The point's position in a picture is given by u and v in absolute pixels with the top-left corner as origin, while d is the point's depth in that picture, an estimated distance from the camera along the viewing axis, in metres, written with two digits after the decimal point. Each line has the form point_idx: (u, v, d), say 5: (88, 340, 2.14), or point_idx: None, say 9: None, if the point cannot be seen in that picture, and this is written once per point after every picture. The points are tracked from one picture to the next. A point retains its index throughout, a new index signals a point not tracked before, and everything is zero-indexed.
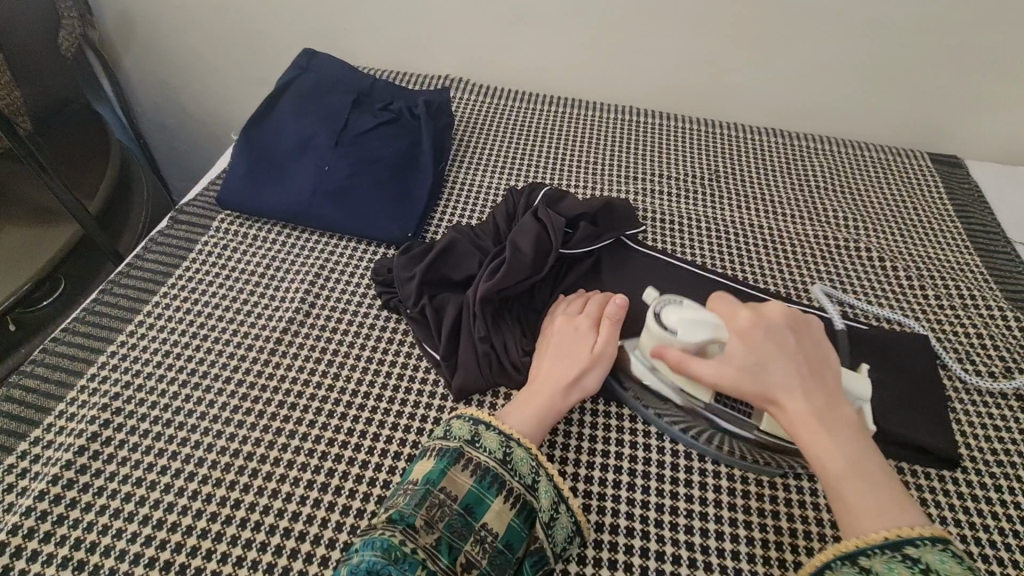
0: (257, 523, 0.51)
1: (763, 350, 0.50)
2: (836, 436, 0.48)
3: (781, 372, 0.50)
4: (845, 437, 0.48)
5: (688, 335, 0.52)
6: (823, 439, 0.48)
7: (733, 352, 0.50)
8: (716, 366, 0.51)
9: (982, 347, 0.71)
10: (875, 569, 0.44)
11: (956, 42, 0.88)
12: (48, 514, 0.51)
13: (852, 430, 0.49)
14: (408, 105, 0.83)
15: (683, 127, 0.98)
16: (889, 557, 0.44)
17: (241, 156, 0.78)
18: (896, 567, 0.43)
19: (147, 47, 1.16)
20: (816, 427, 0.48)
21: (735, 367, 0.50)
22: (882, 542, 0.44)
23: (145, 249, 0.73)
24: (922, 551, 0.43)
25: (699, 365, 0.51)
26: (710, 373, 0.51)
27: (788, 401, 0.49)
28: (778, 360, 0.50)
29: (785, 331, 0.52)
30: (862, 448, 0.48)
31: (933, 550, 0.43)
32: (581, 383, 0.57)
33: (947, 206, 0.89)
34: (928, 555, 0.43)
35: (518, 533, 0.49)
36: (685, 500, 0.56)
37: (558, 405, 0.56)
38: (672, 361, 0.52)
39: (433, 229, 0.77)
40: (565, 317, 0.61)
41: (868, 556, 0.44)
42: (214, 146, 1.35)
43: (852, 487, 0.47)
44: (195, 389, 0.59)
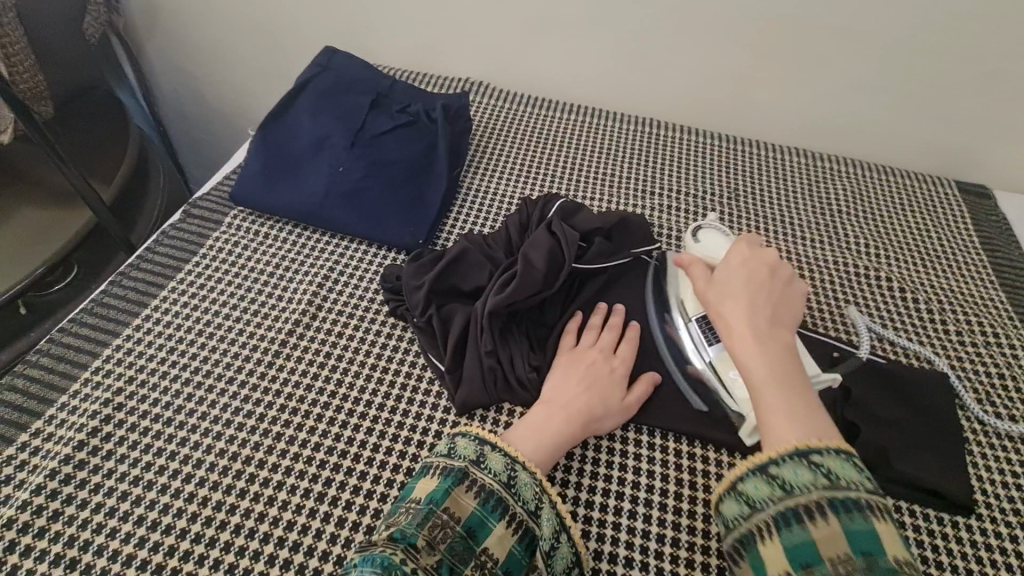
0: (252, 530, 0.50)
1: (736, 272, 0.57)
2: (766, 353, 0.51)
3: (739, 292, 0.55)
4: (777, 357, 0.51)
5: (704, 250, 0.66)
6: (752, 351, 0.51)
7: (718, 271, 0.58)
8: (702, 277, 0.59)
9: (1002, 387, 0.69)
10: (782, 475, 0.44)
11: (990, 69, 0.85)
12: (43, 510, 0.51)
13: (786, 358, 0.51)
14: (426, 108, 0.82)
15: (703, 142, 0.96)
16: (795, 463, 0.44)
17: (257, 151, 0.78)
18: (802, 472, 0.43)
19: (171, 36, 1.17)
20: (750, 341, 0.52)
21: (712, 283, 0.57)
22: (791, 451, 0.44)
23: (156, 242, 0.72)
24: (826, 459, 0.43)
25: (696, 269, 0.60)
26: (698, 280, 0.59)
27: (733, 317, 0.53)
28: (741, 282, 0.56)
29: (766, 271, 0.57)
30: (791, 368, 0.50)
31: (837, 458, 0.43)
32: (600, 422, 0.58)
33: (971, 236, 0.87)
34: (831, 461, 0.43)
35: (517, 560, 0.48)
36: (687, 532, 0.54)
37: (576, 437, 0.56)
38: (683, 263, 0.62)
39: (445, 235, 0.76)
40: (601, 352, 0.61)
41: (777, 465, 0.44)
42: (232, 138, 1.35)
43: (770, 396, 0.48)
44: (197, 389, 0.59)
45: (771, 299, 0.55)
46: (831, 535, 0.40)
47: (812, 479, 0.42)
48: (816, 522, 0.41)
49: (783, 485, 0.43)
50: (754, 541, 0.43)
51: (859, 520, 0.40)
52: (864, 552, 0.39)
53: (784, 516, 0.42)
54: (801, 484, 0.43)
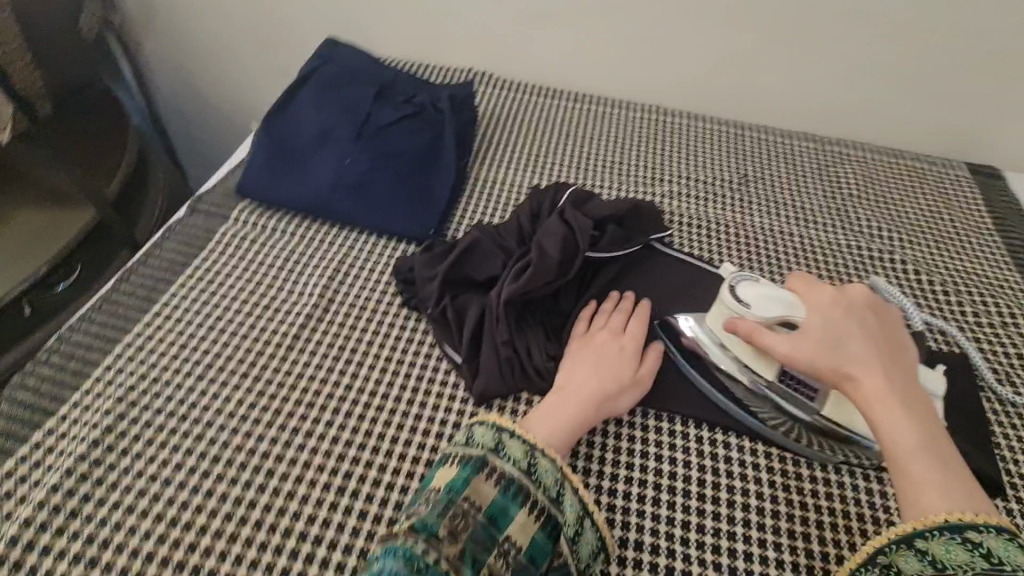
0: (273, 524, 0.50)
1: (839, 323, 0.49)
2: (909, 417, 0.45)
3: (855, 346, 0.48)
4: (917, 418, 0.45)
5: (762, 311, 0.52)
6: (891, 415, 0.45)
7: (811, 325, 0.50)
8: (786, 339, 0.50)
9: (1022, 366, 0.68)
10: (932, 553, 0.41)
11: (1000, 47, 0.84)
12: (60, 509, 0.50)
13: (926, 418, 0.45)
14: (432, 98, 0.81)
15: (712, 129, 0.95)
16: (948, 539, 0.40)
17: (261, 145, 0.77)
18: (956, 551, 0.40)
19: (168, 32, 1.15)
20: (884, 403, 0.45)
21: (810, 339, 0.49)
22: (941, 524, 0.41)
23: (162, 239, 0.71)
24: (985, 538, 0.39)
25: (770, 337, 0.51)
26: (784, 345, 0.50)
27: (858, 375, 0.47)
28: (853, 334, 0.49)
29: (868, 314, 0.50)
30: (929, 426, 0.45)
31: (999, 539, 0.39)
32: (613, 401, 0.57)
33: (985, 218, 0.86)
34: (990, 540, 0.39)
35: (541, 548, 0.47)
36: (713, 518, 0.54)
37: (591, 417, 0.55)
38: (744, 332, 0.52)
39: (455, 226, 0.75)
40: (612, 332, 0.61)
41: (926, 541, 0.41)
42: (233, 135, 1.34)
43: (920, 467, 0.43)
44: (211, 384, 0.58)
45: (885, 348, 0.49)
46: None
47: (968, 559, 0.39)
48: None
49: (934, 563, 0.40)
50: None
51: None
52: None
53: None
54: (955, 563, 0.39)
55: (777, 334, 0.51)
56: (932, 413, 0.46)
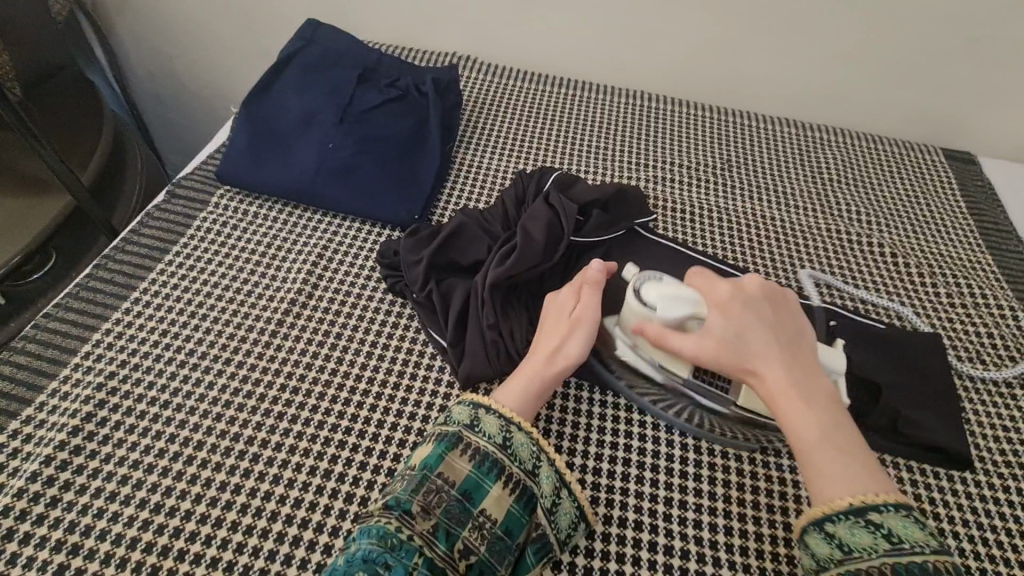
0: (259, 509, 0.50)
1: (739, 320, 0.50)
2: (811, 405, 0.47)
3: (757, 340, 0.49)
4: (819, 405, 0.47)
5: (668, 311, 0.51)
6: (794, 406, 0.47)
7: (714, 325, 0.50)
8: (692, 338, 0.50)
9: (991, 345, 0.71)
10: (840, 536, 0.44)
11: (976, 35, 0.86)
12: (40, 497, 0.49)
13: (827, 402, 0.48)
14: (416, 82, 0.80)
15: (695, 114, 0.96)
16: (852, 523, 0.43)
17: (241, 128, 0.75)
18: (861, 535, 0.43)
19: (142, 13, 1.12)
20: (788, 396, 0.48)
21: (714, 339, 0.49)
22: (845, 508, 0.44)
23: (140, 224, 0.70)
24: (886, 518, 0.43)
25: (676, 338, 0.50)
26: (690, 346, 0.50)
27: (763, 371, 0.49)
28: (752, 329, 0.50)
29: (763, 306, 0.51)
30: (830, 410, 0.48)
31: (897, 517, 0.43)
32: (559, 350, 0.55)
33: (957, 202, 0.88)
34: (892, 520, 0.43)
35: (518, 520, 0.47)
36: (694, 494, 0.55)
37: (532, 367, 0.54)
38: (652, 336, 0.51)
39: (439, 211, 0.75)
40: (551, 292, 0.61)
41: (833, 524, 0.44)
42: (211, 121, 1.31)
43: (822, 455, 0.46)
44: (194, 370, 0.58)
45: (784, 339, 0.50)
46: None
47: (872, 542, 0.42)
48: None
49: (842, 547, 0.43)
50: None
51: None
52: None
53: None
54: (860, 547, 0.43)
55: (682, 335, 0.51)
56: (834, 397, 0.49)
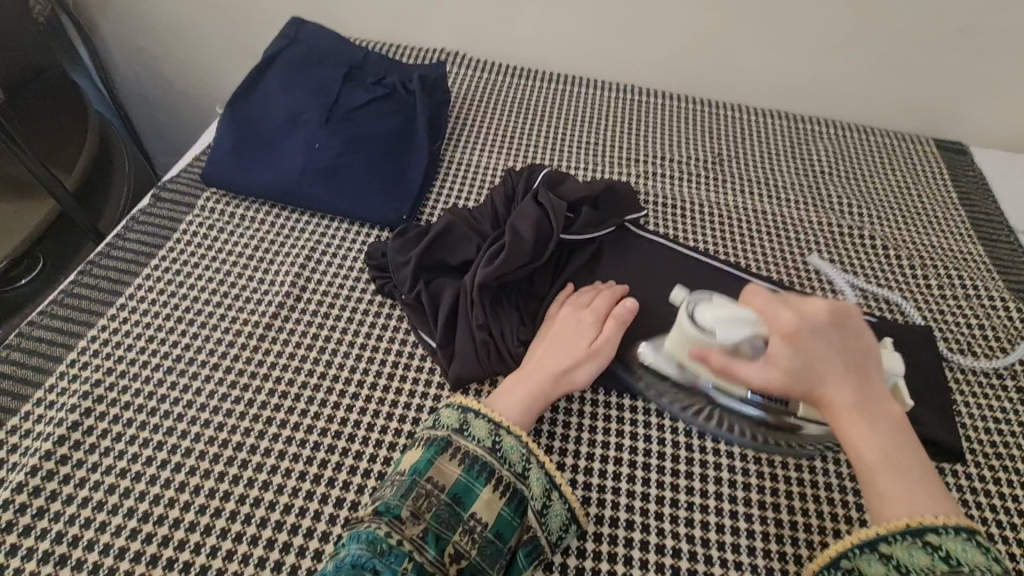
0: (248, 515, 0.50)
1: (809, 347, 0.48)
2: (875, 429, 0.47)
3: (825, 366, 0.48)
4: (884, 428, 0.47)
5: (726, 335, 0.50)
6: (856, 429, 0.47)
7: (779, 353, 0.48)
8: (755, 364, 0.49)
9: (983, 336, 0.71)
10: (896, 557, 0.44)
11: (967, 24, 0.85)
12: (27, 507, 0.49)
13: (891, 425, 0.47)
14: (403, 80, 0.79)
15: (687, 108, 0.95)
16: (909, 544, 0.44)
17: (225, 130, 0.74)
18: (918, 556, 0.43)
19: (125, 13, 1.10)
20: (853, 419, 0.47)
21: (780, 366, 0.48)
22: (903, 529, 0.44)
23: (125, 228, 0.69)
24: (944, 540, 0.43)
25: (739, 364, 0.50)
26: (755, 375, 0.49)
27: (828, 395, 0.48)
28: (822, 354, 0.48)
29: (834, 328, 0.49)
30: (896, 435, 0.47)
31: (956, 539, 0.43)
32: (557, 369, 0.55)
33: (950, 193, 0.88)
34: (950, 542, 0.43)
35: (508, 522, 0.47)
36: (685, 493, 0.55)
37: (547, 391, 0.54)
38: (716, 366, 0.50)
39: (429, 211, 0.74)
40: (570, 309, 0.60)
41: (890, 546, 0.44)
42: (199, 121, 1.30)
43: (884, 479, 0.46)
44: (181, 376, 0.57)
45: (853, 361, 0.49)
46: None
47: (930, 563, 0.43)
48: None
49: (898, 567, 0.44)
50: None
51: None
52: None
53: None
54: (918, 568, 0.43)
55: (749, 363, 0.49)
56: (901, 418, 0.48)
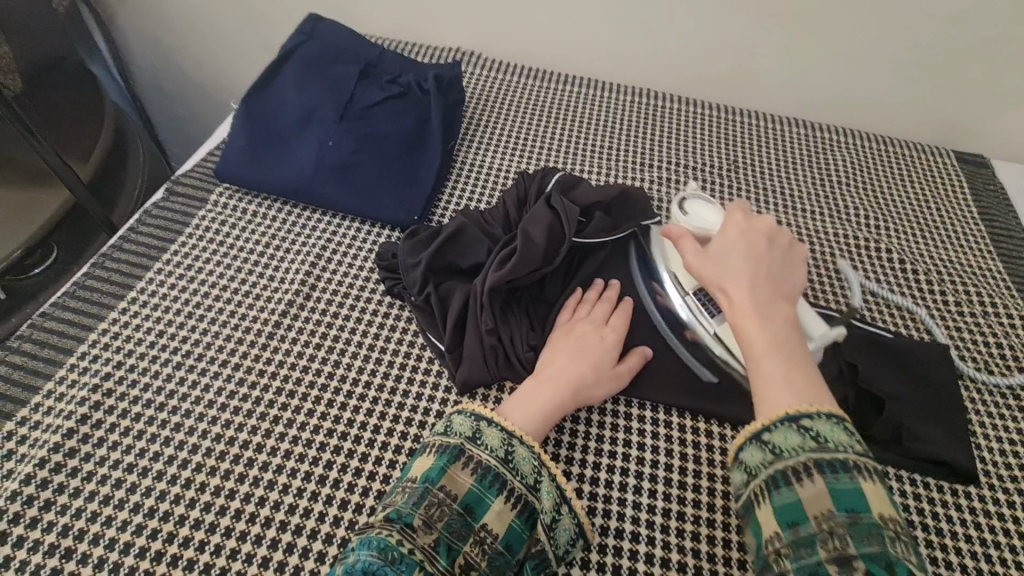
0: (253, 515, 0.50)
1: (733, 245, 0.55)
2: (772, 323, 0.50)
3: (738, 264, 0.53)
4: (778, 324, 0.50)
5: (694, 219, 0.63)
6: (752, 320, 0.50)
7: (710, 245, 0.56)
8: (693, 250, 0.56)
9: (999, 355, 0.69)
10: (773, 441, 0.45)
11: (994, 34, 0.83)
12: (35, 499, 0.49)
13: (788, 327, 0.50)
14: (417, 79, 0.79)
15: (703, 114, 0.94)
16: (786, 429, 0.45)
17: (240, 125, 0.74)
18: (791, 437, 0.44)
19: (143, 5, 1.10)
20: (754, 313, 0.50)
21: (705, 258, 0.55)
22: (780, 416, 0.45)
23: (138, 222, 0.69)
24: (816, 423, 0.44)
25: (686, 245, 0.57)
26: (689, 254, 0.56)
27: (734, 290, 0.52)
28: (738, 254, 0.54)
29: (762, 240, 0.55)
30: (788, 334, 0.50)
31: (827, 422, 0.44)
32: (591, 391, 0.56)
33: (970, 207, 0.86)
34: (821, 425, 0.44)
35: (518, 534, 0.47)
36: (692, 506, 0.54)
37: (567, 404, 0.55)
38: (673, 237, 0.58)
39: (440, 212, 0.74)
40: (593, 322, 0.60)
41: (769, 431, 0.45)
42: (214, 114, 1.30)
43: (769, 365, 0.48)
44: (189, 373, 0.57)
45: (768, 268, 0.53)
46: (817, 492, 0.41)
47: (799, 441, 0.44)
48: (803, 482, 0.42)
49: (773, 450, 0.44)
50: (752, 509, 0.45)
51: (845, 479, 0.42)
52: (848, 508, 0.40)
53: (773, 479, 0.44)
54: (789, 447, 0.44)
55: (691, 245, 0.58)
56: (795, 323, 0.51)
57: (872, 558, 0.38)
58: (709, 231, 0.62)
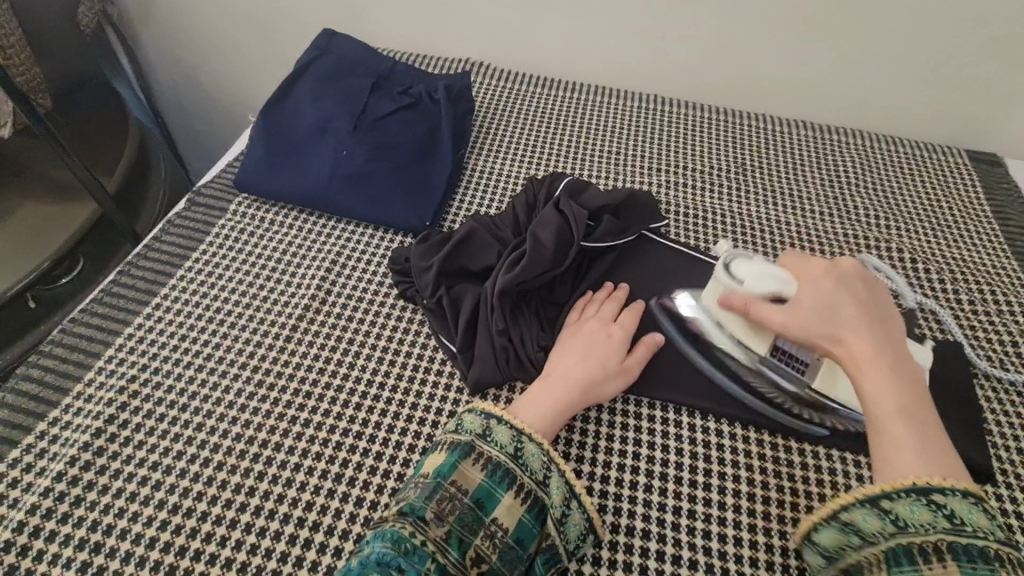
0: (271, 512, 0.51)
1: (833, 295, 0.52)
2: (891, 382, 0.47)
3: (848, 315, 0.51)
4: (903, 383, 0.47)
5: (756, 285, 0.55)
6: (878, 378, 0.47)
7: (805, 298, 0.53)
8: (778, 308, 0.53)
9: (1016, 354, 0.69)
10: (896, 512, 0.43)
11: (1000, 33, 0.83)
12: (65, 496, 0.51)
13: (910, 385, 0.48)
14: (428, 90, 0.81)
15: (711, 118, 0.95)
16: (912, 500, 0.42)
17: (259, 138, 0.77)
18: (920, 511, 0.42)
19: (165, 26, 1.15)
20: (871, 371, 0.48)
21: (805, 311, 0.52)
22: (909, 486, 0.43)
23: (161, 231, 0.72)
24: (951, 500, 0.41)
25: (761, 308, 0.54)
26: (773, 315, 0.53)
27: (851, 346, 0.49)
28: (844, 302, 0.51)
29: (862, 289, 0.52)
30: (914, 396, 0.47)
31: (963, 502, 0.41)
32: (600, 387, 0.57)
33: (983, 206, 0.85)
34: (956, 503, 0.41)
35: (529, 529, 0.48)
36: (703, 504, 0.55)
37: (576, 402, 0.55)
38: (739, 304, 0.56)
39: (451, 217, 0.76)
40: (599, 321, 0.61)
41: (892, 500, 0.43)
42: (232, 127, 1.34)
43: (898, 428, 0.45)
44: (210, 374, 0.59)
45: (877, 321, 0.51)
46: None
47: (931, 519, 0.41)
48: (933, 566, 0.39)
49: (897, 522, 0.42)
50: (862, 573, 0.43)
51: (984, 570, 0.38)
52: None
53: (893, 552, 0.41)
54: (917, 523, 0.41)
55: (772, 307, 0.54)
56: (920, 384, 0.48)
57: None
58: (778, 293, 0.54)
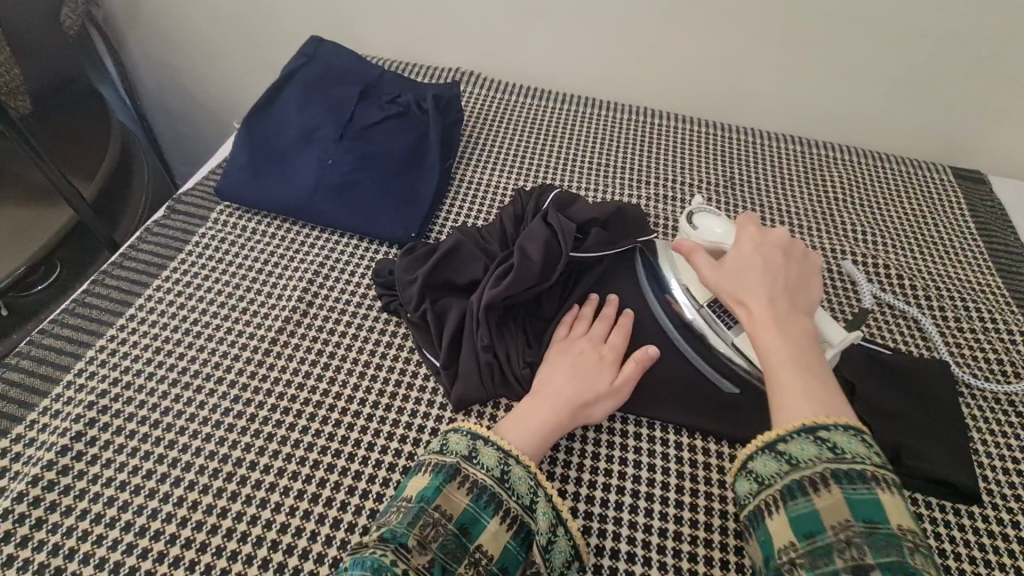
0: (244, 534, 0.49)
1: (749, 257, 0.56)
2: (786, 336, 0.51)
3: (754, 277, 0.54)
4: (794, 340, 0.51)
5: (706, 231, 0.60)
6: (772, 333, 0.51)
7: (728, 258, 0.57)
8: (710, 264, 0.57)
9: (1000, 372, 0.69)
10: (789, 452, 0.46)
11: (984, 53, 0.84)
12: (26, 518, 0.49)
13: (801, 337, 0.52)
14: (417, 99, 0.80)
15: (700, 132, 0.95)
16: (802, 439, 0.46)
17: (242, 145, 0.76)
18: (807, 447, 0.45)
19: (151, 29, 1.13)
20: (768, 325, 0.52)
21: (725, 271, 0.56)
22: (798, 427, 0.46)
23: (138, 240, 0.70)
24: (833, 434, 0.45)
25: (701, 258, 0.58)
26: (705, 269, 0.57)
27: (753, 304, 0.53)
28: (753, 266, 0.55)
29: (778, 251, 0.56)
30: (807, 349, 0.51)
31: (844, 435, 0.45)
32: (590, 409, 0.56)
33: (967, 224, 0.86)
34: (838, 436, 0.45)
35: (514, 556, 0.46)
36: (689, 526, 0.54)
37: (565, 422, 0.54)
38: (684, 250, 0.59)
39: (438, 228, 0.75)
40: (589, 341, 0.60)
41: (785, 442, 0.46)
42: (218, 132, 1.32)
43: (789, 375, 0.49)
44: (185, 389, 0.57)
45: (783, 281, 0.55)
46: (833, 503, 0.42)
47: (816, 452, 0.45)
48: (820, 492, 0.43)
49: (789, 460, 0.45)
50: (764, 518, 0.45)
51: (862, 490, 0.42)
52: (865, 518, 0.41)
53: (789, 489, 0.45)
54: (805, 458, 0.45)
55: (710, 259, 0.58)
56: (812, 337, 0.52)
57: (890, 567, 0.39)
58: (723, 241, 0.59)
